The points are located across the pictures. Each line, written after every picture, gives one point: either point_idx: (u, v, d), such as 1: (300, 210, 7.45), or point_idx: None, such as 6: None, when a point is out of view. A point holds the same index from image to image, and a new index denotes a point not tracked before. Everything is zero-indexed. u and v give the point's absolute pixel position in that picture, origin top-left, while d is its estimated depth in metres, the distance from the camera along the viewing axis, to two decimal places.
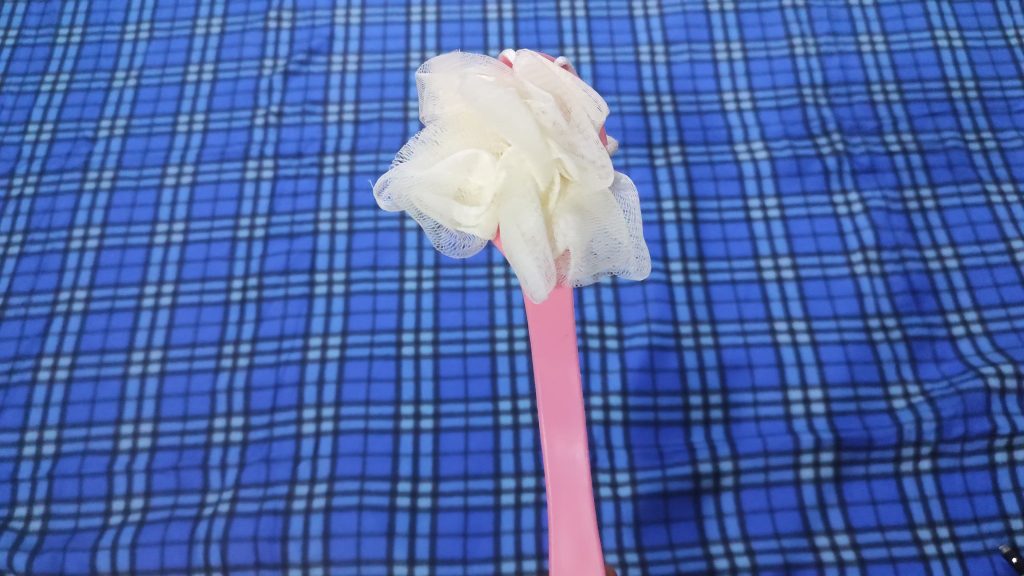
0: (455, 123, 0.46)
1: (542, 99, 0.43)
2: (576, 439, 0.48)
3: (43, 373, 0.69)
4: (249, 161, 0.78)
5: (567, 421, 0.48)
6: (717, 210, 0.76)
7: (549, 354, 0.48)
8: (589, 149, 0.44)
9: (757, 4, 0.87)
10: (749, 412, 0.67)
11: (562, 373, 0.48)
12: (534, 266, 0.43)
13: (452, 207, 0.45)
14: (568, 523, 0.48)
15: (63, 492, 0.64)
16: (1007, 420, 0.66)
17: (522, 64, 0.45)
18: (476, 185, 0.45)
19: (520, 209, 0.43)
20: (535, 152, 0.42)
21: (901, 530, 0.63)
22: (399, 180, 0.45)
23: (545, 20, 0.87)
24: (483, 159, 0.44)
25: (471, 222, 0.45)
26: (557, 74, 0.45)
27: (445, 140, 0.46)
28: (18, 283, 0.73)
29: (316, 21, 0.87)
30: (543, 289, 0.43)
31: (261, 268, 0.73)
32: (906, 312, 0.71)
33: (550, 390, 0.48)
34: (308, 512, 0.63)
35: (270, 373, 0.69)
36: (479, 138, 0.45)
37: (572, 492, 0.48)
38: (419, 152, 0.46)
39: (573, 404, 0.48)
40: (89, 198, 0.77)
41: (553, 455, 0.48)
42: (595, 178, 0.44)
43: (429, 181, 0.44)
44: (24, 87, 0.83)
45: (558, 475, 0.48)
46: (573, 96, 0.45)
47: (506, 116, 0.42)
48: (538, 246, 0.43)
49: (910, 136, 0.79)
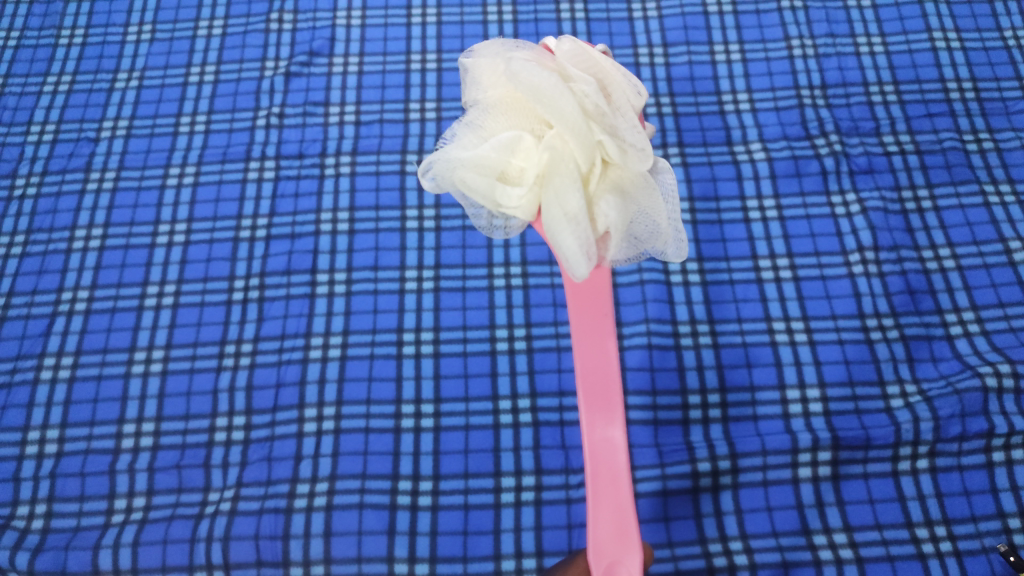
0: (500, 106, 0.45)
1: (584, 81, 0.43)
2: (615, 421, 0.46)
3: (45, 373, 0.70)
4: (251, 162, 0.79)
5: (607, 402, 0.46)
6: (716, 210, 0.76)
7: (588, 332, 0.46)
8: (631, 132, 0.43)
9: (755, 5, 0.87)
10: (747, 411, 0.67)
11: (601, 350, 0.46)
12: (576, 246, 0.42)
13: (495, 188, 0.44)
14: (608, 502, 0.46)
15: (65, 491, 0.65)
16: (1005, 419, 0.65)
17: (565, 49, 0.45)
18: (519, 166, 0.44)
19: (563, 188, 0.42)
20: (578, 132, 0.42)
21: (898, 529, 0.63)
22: (443, 161, 0.45)
23: (545, 22, 0.87)
24: (526, 141, 0.43)
25: (512, 204, 0.44)
26: (598, 58, 0.45)
27: (489, 122, 0.45)
28: (21, 283, 0.74)
29: (317, 22, 0.87)
30: (583, 268, 0.42)
31: (262, 268, 0.74)
32: (904, 312, 0.71)
33: (589, 369, 0.46)
34: (309, 510, 0.64)
35: (272, 372, 0.69)
36: (523, 120, 0.44)
37: (612, 475, 0.46)
38: (464, 134, 0.45)
39: (612, 384, 0.46)
40: (92, 198, 0.78)
41: (591, 437, 0.46)
42: (636, 161, 0.44)
43: (473, 161, 0.43)
44: (28, 87, 0.84)
45: (596, 457, 0.46)
46: (614, 79, 0.45)
47: (551, 97, 0.41)
48: (580, 226, 0.42)
49: (908, 137, 0.79)
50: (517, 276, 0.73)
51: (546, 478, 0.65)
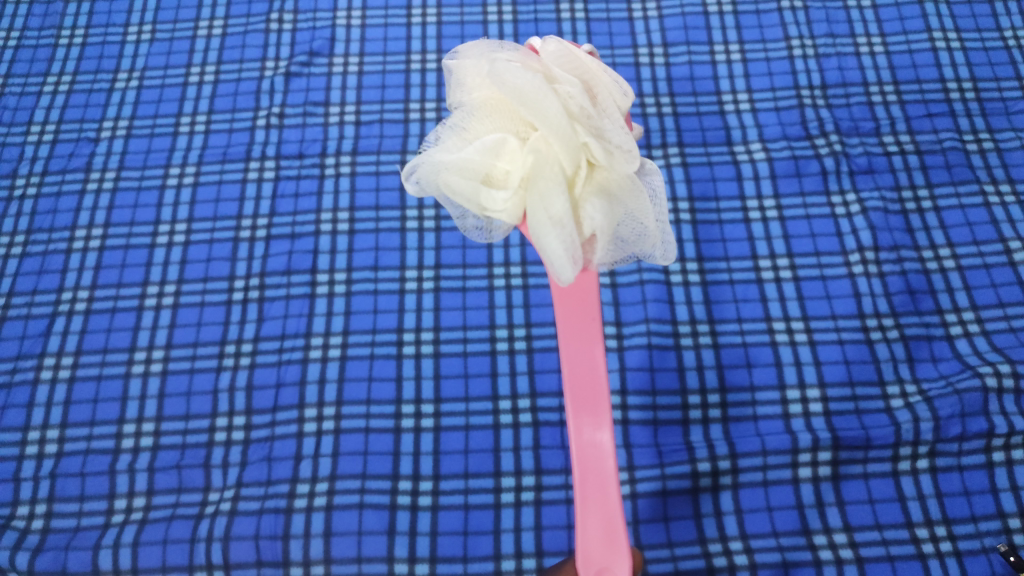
0: (484, 108, 0.45)
1: (569, 83, 0.43)
2: (603, 424, 0.46)
3: (45, 373, 0.70)
4: (252, 162, 0.79)
5: (594, 406, 0.46)
6: (715, 210, 0.76)
7: (576, 335, 0.46)
8: (616, 133, 0.43)
9: (755, 5, 0.87)
10: (747, 412, 0.67)
11: (588, 354, 0.46)
12: (560, 249, 0.42)
13: (479, 191, 0.43)
14: (595, 508, 0.45)
15: (65, 491, 0.65)
16: (1005, 419, 0.65)
17: (550, 49, 0.45)
18: (504, 169, 0.43)
19: (548, 191, 0.42)
20: (563, 135, 0.41)
21: (898, 529, 0.63)
22: (427, 165, 0.44)
23: (545, 22, 0.87)
24: (511, 143, 0.43)
25: (498, 207, 0.44)
26: (584, 60, 0.45)
27: (473, 124, 0.44)
28: (21, 283, 0.74)
29: (317, 22, 0.87)
30: (569, 272, 0.42)
31: (262, 268, 0.74)
32: (904, 312, 0.71)
33: (576, 370, 0.46)
34: (309, 510, 0.64)
35: (272, 372, 0.69)
36: (508, 122, 0.44)
37: (600, 479, 0.46)
38: (448, 137, 0.44)
39: (600, 386, 0.46)
40: (92, 198, 0.78)
41: (579, 440, 0.46)
42: (622, 162, 0.44)
43: (457, 165, 0.43)
44: (27, 87, 0.84)
45: (584, 460, 0.46)
46: (600, 81, 0.45)
47: (535, 99, 0.41)
48: (565, 229, 0.42)
49: (908, 137, 0.79)
50: (517, 276, 0.73)
51: (545, 478, 0.65)
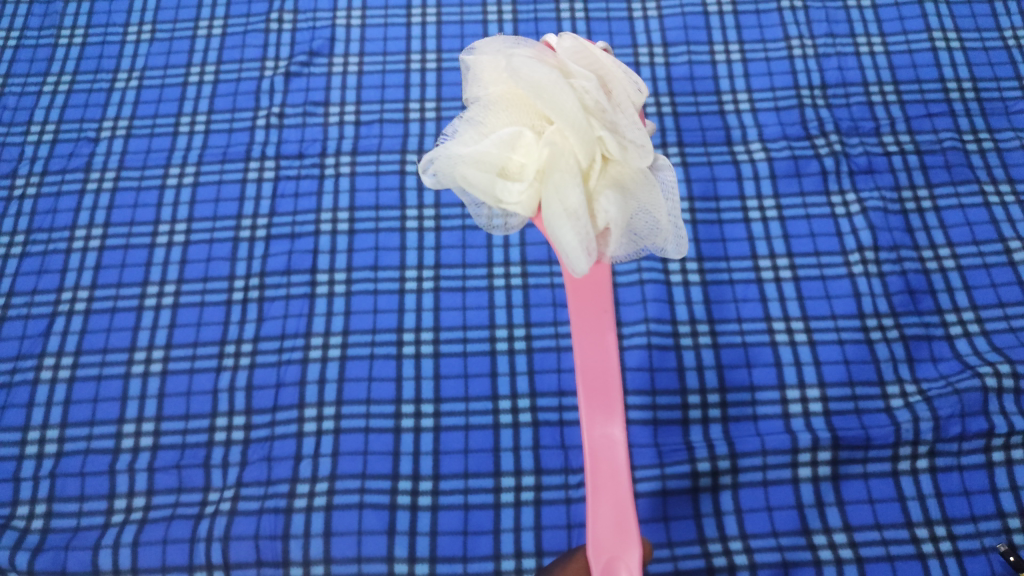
0: (500, 102, 0.45)
1: (584, 77, 0.43)
2: (615, 418, 0.46)
3: (45, 373, 0.70)
4: (251, 162, 0.79)
5: (607, 400, 0.46)
6: (715, 210, 0.76)
7: (588, 330, 0.47)
8: (631, 129, 0.43)
9: (756, 5, 0.87)
10: (747, 411, 0.67)
11: (601, 348, 0.46)
12: (575, 241, 0.42)
13: (495, 184, 0.43)
14: (607, 498, 0.46)
15: (65, 490, 0.65)
16: (1005, 419, 0.65)
17: (566, 46, 0.45)
18: (519, 162, 0.44)
19: (564, 183, 0.42)
20: (579, 128, 0.41)
21: (898, 529, 0.63)
22: (444, 157, 0.44)
23: (545, 22, 0.87)
24: (526, 137, 0.43)
25: (513, 199, 0.44)
26: (599, 56, 0.45)
27: (490, 118, 0.45)
28: (21, 283, 0.74)
29: (317, 22, 0.87)
30: (583, 264, 0.42)
31: (262, 268, 0.74)
32: (904, 312, 0.71)
33: (588, 365, 0.46)
34: (308, 510, 0.64)
35: (271, 372, 0.69)
36: (524, 116, 0.44)
37: (613, 471, 0.46)
38: (465, 130, 0.45)
39: (613, 382, 0.46)
40: (92, 198, 0.78)
41: (591, 434, 0.46)
42: (636, 157, 0.44)
43: (474, 157, 0.43)
44: (27, 87, 0.84)
45: (596, 454, 0.46)
46: (615, 76, 0.44)
47: (552, 93, 0.41)
48: (580, 221, 0.42)
49: (908, 137, 0.79)
50: (516, 276, 0.73)
51: (545, 478, 0.65)
